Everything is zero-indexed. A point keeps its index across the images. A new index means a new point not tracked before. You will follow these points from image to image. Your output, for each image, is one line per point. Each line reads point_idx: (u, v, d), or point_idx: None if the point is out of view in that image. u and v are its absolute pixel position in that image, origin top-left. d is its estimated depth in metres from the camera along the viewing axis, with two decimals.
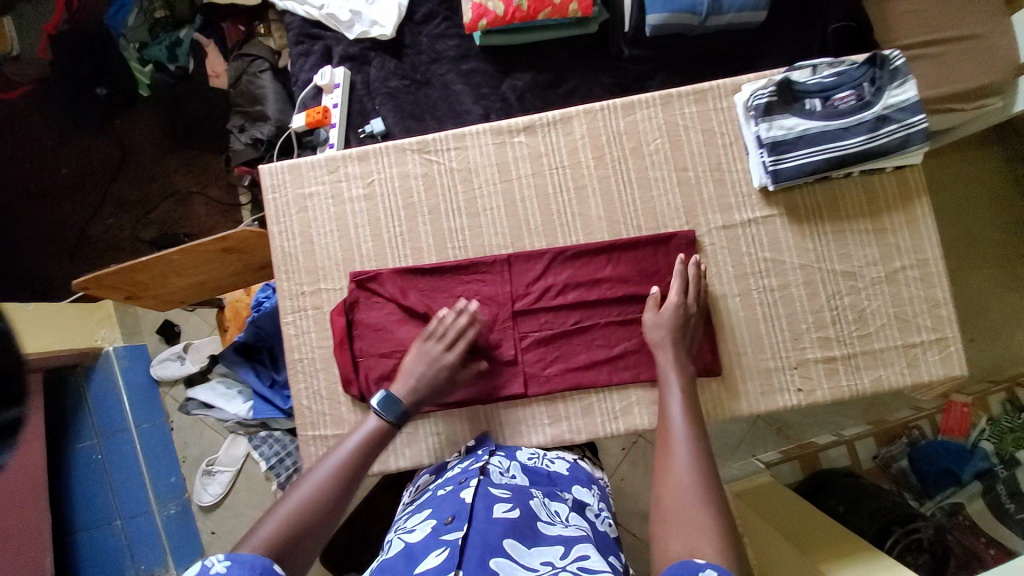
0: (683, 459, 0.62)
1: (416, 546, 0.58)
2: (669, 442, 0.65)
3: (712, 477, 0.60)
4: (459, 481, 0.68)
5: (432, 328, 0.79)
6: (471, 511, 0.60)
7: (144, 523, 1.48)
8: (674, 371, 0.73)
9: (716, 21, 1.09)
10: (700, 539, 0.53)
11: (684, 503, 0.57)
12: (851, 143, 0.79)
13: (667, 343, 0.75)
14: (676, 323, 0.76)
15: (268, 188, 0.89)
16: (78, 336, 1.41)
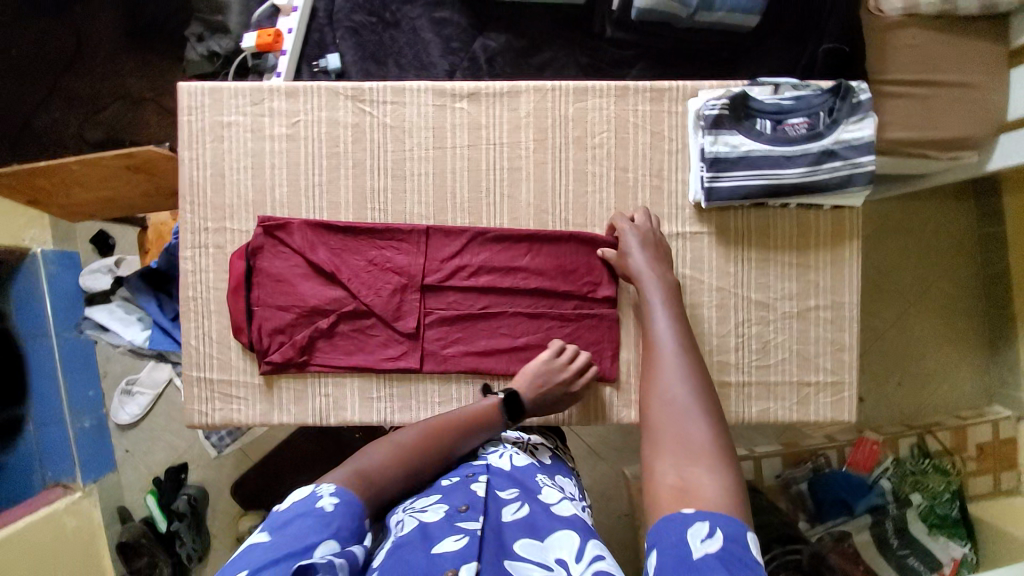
0: (673, 381, 0.63)
1: (431, 529, 0.56)
2: (659, 364, 0.66)
3: (701, 395, 0.62)
4: (466, 474, 0.67)
5: (566, 351, 0.79)
6: (484, 505, 0.60)
7: (55, 432, 1.49)
8: (659, 291, 0.74)
9: (704, 17, 1.02)
10: (691, 460, 0.55)
11: (675, 427, 0.59)
12: (790, 174, 0.77)
13: (648, 269, 0.75)
14: (643, 241, 0.77)
15: (184, 107, 0.82)
16: (4, 232, 1.37)
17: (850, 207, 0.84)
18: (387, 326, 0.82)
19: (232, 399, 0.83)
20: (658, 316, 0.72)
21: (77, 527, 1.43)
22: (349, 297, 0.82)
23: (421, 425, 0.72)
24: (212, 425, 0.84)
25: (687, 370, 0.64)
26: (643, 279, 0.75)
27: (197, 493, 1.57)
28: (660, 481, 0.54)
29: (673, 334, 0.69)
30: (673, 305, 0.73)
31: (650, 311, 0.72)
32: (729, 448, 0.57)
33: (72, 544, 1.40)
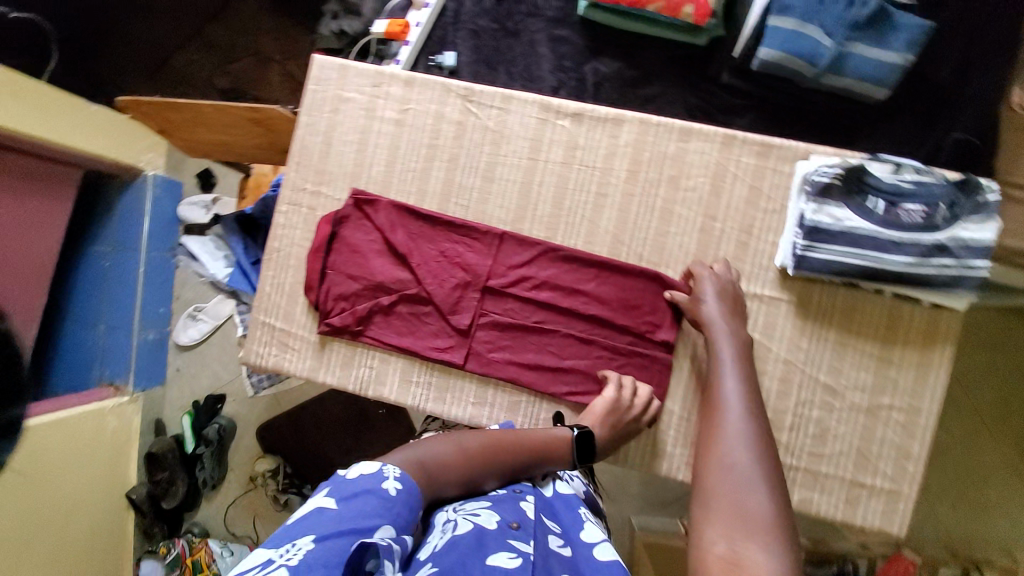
0: (737, 443, 0.61)
1: (485, 537, 0.58)
2: (723, 422, 0.64)
3: (767, 463, 0.58)
4: (513, 490, 0.70)
5: (631, 390, 0.78)
6: (533, 526, 0.63)
7: (122, 337, 1.64)
8: (730, 348, 0.73)
9: (831, 80, 1.02)
10: (745, 530, 0.52)
11: (731, 491, 0.56)
12: (892, 261, 0.74)
13: (721, 322, 0.74)
14: (719, 292, 0.76)
15: (312, 77, 0.89)
16: (127, 152, 1.55)
17: (951, 309, 0.77)
18: (443, 318, 0.84)
19: (287, 349, 0.88)
20: (727, 372, 0.70)
21: (116, 429, 1.58)
22: (415, 282, 0.85)
23: (490, 434, 0.71)
24: (263, 368, 0.89)
25: (753, 434, 0.62)
26: (715, 331, 0.74)
27: (227, 425, 1.70)
28: (709, 546, 0.52)
29: (741, 395, 0.67)
30: (744, 364, 0.71)
31: (718, 366, 0.71)
32: (792, 528, 0.53)
33: (107, 442, 1.55)
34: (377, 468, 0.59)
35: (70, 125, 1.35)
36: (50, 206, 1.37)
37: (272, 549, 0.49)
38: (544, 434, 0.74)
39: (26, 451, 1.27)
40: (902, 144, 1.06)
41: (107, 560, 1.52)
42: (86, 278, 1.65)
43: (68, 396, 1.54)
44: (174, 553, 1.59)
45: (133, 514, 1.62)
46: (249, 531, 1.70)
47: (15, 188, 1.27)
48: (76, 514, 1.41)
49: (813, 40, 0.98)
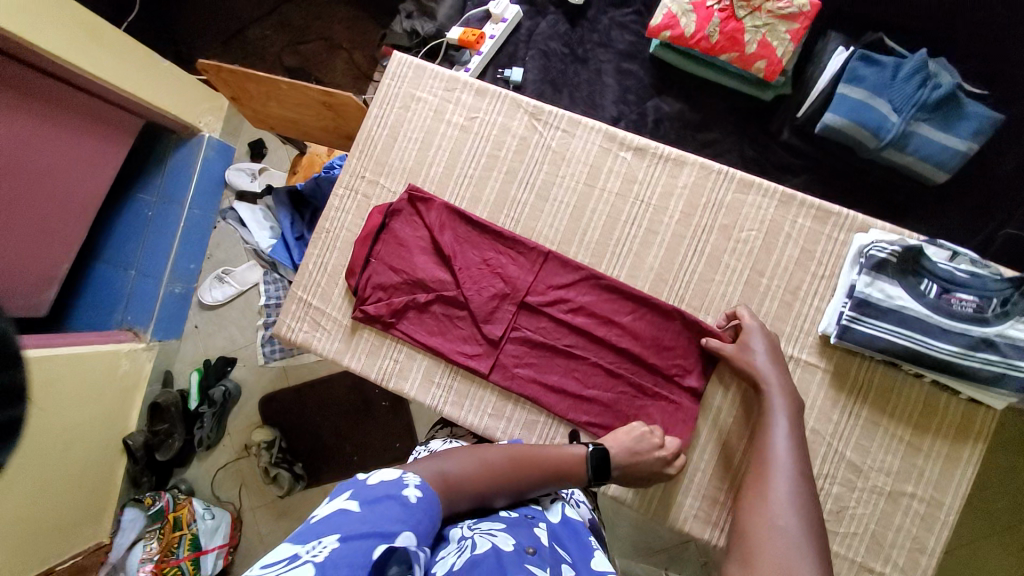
0: (784, 505, 0.60)
1: (503, 558, 0.57)
2: (771, 479, 0.63)
3: (813, 529, 0.58)
4: (526, 516, 0.69)
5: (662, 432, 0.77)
6: (547, 552, 0.61)
7: (150, 285, 1.69)
8: (781, 402, 0.72)
9: (892, 155, 1.01)
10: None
11: (774, 551, 0.55)
12: (935, 347, 0.73)
13: (774, 378, 0.73)
14: (769, 347, 0.75)
15: (390, 72, 0.92)
16: (189, 111, 1.62)
17: (988, 407, 0.76)
18: (476, 325, 0.85)
19: (318, 328, 0.90)
20: (778, 430, 0.69)
21: (127, 372, 1.61)
22: (454, 284, 0.86)
23: (507, 449, 0.71)
24: (291, 341, 0.91)
25: (800, 498, 0.61)
26: (768, 387, 0.73)
27: (232, 389, 1.73)
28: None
29: (792, 455, 0.66)
30: (796, 423, 0.70)
31: (770, 422, 0.70)
32: None
33: (117, 385, 1.58)
34: (399, 478, 0.59)
35: (139, 79, 1.41)
36: (107, 149, 1.42)
37: (299, 545, 0.49)
38: (562, 452, 0.73)
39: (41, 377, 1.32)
40: (952, 230, 1.05)
41: (92, 500, 1.52)
42: (127, 224, 1.70)
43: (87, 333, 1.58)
44: (158, 506, 1.57)
45: (125, 458, 1.63)
46: (233, 497, 1.71)
47: (77, 128, 1.33)
48: (73, 448, 1.44)
49: (880, 112, 0.99)
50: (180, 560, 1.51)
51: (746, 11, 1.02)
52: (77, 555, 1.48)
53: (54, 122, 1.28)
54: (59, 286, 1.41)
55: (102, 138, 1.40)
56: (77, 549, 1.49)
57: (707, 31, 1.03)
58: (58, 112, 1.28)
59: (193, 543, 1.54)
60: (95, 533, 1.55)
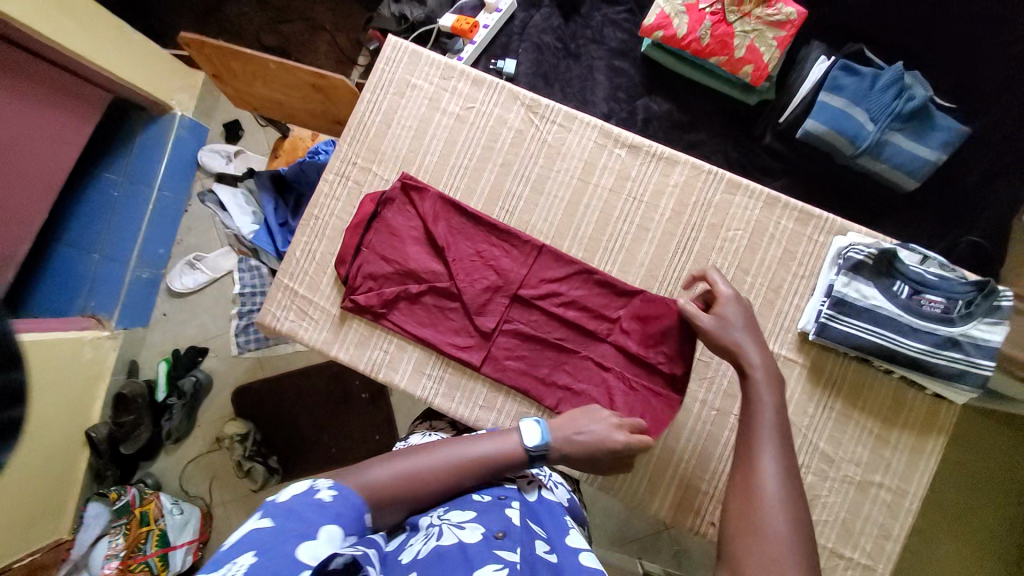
0: (774, 504, 0.57)
1: (470, 549, 0.57)
2: (760, 476, 0.59)
3: (801, 528, 0.55)
4: (499, 496, 0.69)
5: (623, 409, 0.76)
6: (518, 533, 0.62)
7: (115, 270, 1.61)
8: (765, 382, 0.66)
9: (867, 162, 1.06)
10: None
11: (764, 559, 0.53)
12: (904, 344, 0.78)
13: (753, 354, 0.68)
14: (746, 320, 0.71)
15: (384, 57, 0.90)
16: (161, 88, 1.56)
17: (950, 403, 0.82)
18: (468, 317, 0.85)
19: (304, 317, 0.88)
20: (766, 415, 0.64)
21: (92, 360, 1.54)
22: (447, 276, 0.85)
23: (437, 450, 0.69)
24: (276, 330, 0.89)
25: (789, 495, 0.58)
26: (754, 368, 0.67)
27: (203, 379, 1.67)
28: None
29: (779, 441, 0.62)
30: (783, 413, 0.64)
31: (759, 412, 0.64)
32: None
33: (80, 374, 1.50)
34: (309, 486, 0.58)
35: (109, 53, 1.35)
36: (73, 123, 1.34)
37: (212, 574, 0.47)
38: (496, 444, 0.70)
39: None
40: (918, 236, 1.12)
41: (53, 494, 1.45)
42: (89, 204, 1.60)
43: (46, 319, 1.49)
44: (123, 501, 1.49)
45: (87, 450, 1.55)
46: (203, 491, 1.66)
47: (42, 101, 1.25)
48: (31, 441, 1.36)
49: (857, 120, 1.03)
50: (147, 556, 1.46)
51: (736, 16, 1.04)
52: (35, 552, 1.40)
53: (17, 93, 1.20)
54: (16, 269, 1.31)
55: (66, 111, 1.31)
56: (35, 545, 1.40)
57: (698, 33, 1.05)
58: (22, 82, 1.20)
59: (161, 539, 1.49)
60: (55, 528, 1.47)
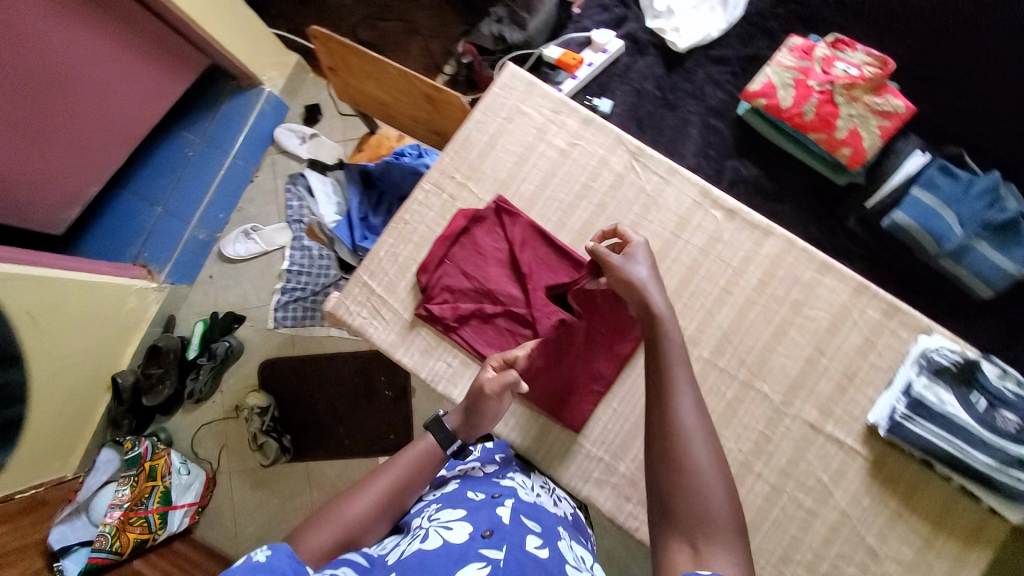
0: (696, 441, 0.57)
1: (455, 548, 0.56)
2: (675, 413, 0.59)
3: (717, 454, 0.57)
4: (492, 495, 0.69)
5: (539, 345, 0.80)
6: (507, 531, 0.61)
7: (175, 228, 1.64)
8: (673, 328, 0.67)
9: (947, 265, 1.05)
10: (706, 532, 0.52)
11: (690, 494, 0.54)
12: (972, 456, 0.73)
13: (651, 285, 0.70)
14: (651, 261, 0.73)
15: (500, 82, 0.93)
16: (257, 63, 1.61)
17: (1002, 518, 0.75)
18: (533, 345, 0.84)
19: (376, 316, 0.89)
20: (674, 354, 0.64)
21: (133, 308, 1.57)
22: (523, 302, 0.86)
23: (375, 483, 0.69)
24: (346, 324, 0.90)
25: (706, 427, 0.59)
26: (659, 309, 0.68)
27: (235, 346, 1.68)
28: (675, 557, 0.52)
29: (690, 378, 0.62)
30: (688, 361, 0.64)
31: (665, 350, 0.65)
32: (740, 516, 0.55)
33: (119, 319, 1.53)
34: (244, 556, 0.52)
35: (216, 22, 1.41)
36: (168, 83, 1.40)
37: None
38: (417, 453, 0.72)
39: (38, 297, 1.28)
40: (989, 346, 1.05)
41: (66, 433, 1.46)
42: (161, 159, 1.63)
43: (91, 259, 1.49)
44: (135, 452, 1.51)
45: (108, 396, 1.57)
46: (211, 457, 1.64)
47: (143, 54, 1.30)
48: (61, 375, 1.39)
49: (947, 222, 1.02)
50: (147, 511, 1.45)
51: (844, 99, 1.08)
52: (37, 487, 1.41)
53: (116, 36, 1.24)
54: (79, 209, 1.32)
55: (163, 68, 1.37)
56: (41, 480, 1.42)
57: (803, 109, 1.09)
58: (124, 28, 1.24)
59: (165, 496, 1.49)
60: (58, 467, 1.47)
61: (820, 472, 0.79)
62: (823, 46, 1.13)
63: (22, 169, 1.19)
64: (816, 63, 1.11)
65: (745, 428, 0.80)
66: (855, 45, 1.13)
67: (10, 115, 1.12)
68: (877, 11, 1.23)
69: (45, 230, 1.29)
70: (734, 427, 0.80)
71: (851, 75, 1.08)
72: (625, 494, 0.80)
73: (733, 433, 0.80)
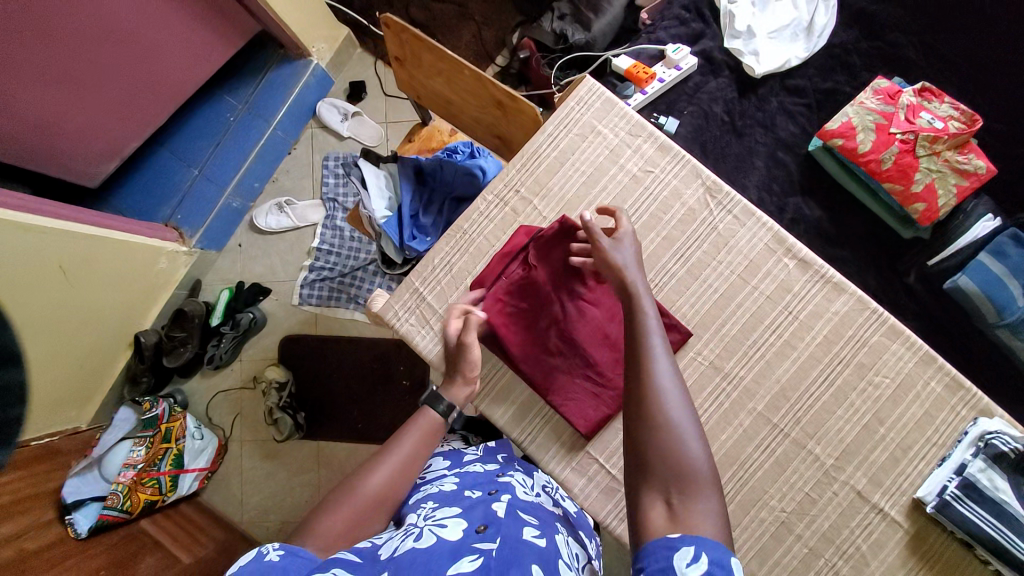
0: (673, 402, 0.57)
1: (449, 544, 0.54)
2: (651, 376, 0.58)
3: (694, 416, 0.57)
4: (488, 491, 0.68)
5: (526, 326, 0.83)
6: (501, 525, 0.59)
7: (210, 193, 1.59)
8: (648, 299, 0.66)
9: (1003, 336, 1.03)
10: (682, 489, 0.52)
11: (665, 453, 0.54)
12: (1017, 545, 0.69)
13: (632, 269, 0.70)
14: (636, 250, 0.73)
15: (578, 95, 0.89)
16: (307, 34, 1.56)
17: None
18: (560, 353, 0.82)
19: (425, 325, 0.87)
20: (648, 322, 0.64)
21: (162, 270, 1.54)
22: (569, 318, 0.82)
23: (382, 467, 0.67)
24: (392, 328, 0.89)
25: (682, 388, 0.58)
26: (634, 287, 0.67)
27: (259, 318, 1.63)
28: (652, 518, 0.52)
29: (664, 341, 0.62)
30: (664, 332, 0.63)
31: (642, 323, 0.63)
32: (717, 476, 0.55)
33: (148, 278, 1.50)
34: (253, 552, 0.52)
35: None
36: (216, 45, 1.35)
37: None
38: (421, 432, 0.71)
39: (75, 252, 1.26)
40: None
41: (85, 385, 1.43)
42: (201, 121, 1.57)
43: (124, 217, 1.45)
44: (152, 413, 1.41)
45: (128, 354, 1.54)
46: (225, 424, 1.63)
47: (194, 13, 1.26)
48: (86, 330, 1.37)
49: (1011, 292, 1.00)
50: (160, 473, 1.40)
51: (926, 152, 1.03)
52: (55, 435, 1.39)
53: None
54: (119, 164, 1.30)
55: (213, 30, 1.32)
56: (57, 428, 1.40)
57: (882, 155, 1.04)
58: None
59: (176, 459, 1.45)
60: (74, 416, 1.44)
61: (862, 542, 0.77)
62: (909, 91, 1.08)
63: (66, 121, 1.16)
64: (901, 109, 1.06)
65: (791, 488, 0.79)
66: (943, 96, 1.08)
67: (62, 64, 1.09)
68: (964, 58, 1.17)
69: (80, 182, 1.26)
70: (779, 487, 0.79)
71: (934, 128, 1.03)
72: None
73: (778, 491, 0.79)
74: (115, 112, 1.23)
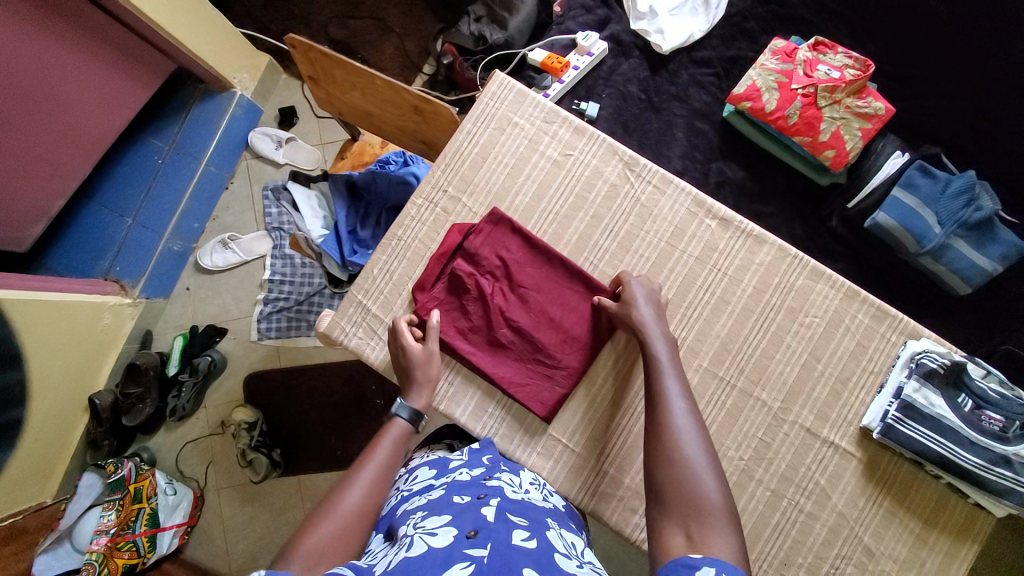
0: (687, 438, 0.61)
1: (438, 552, 0.51)
2: (666, 412, 0.63)
3: (710, 453, 0.60)
4: (477, 495, 0.64)
5: (471, 324, 0.84)
6: (493, 530, 0.56)
7: (147, 240, 1.53)
8: (666, 349, 0.71)
9: (927, 263, 1.07)
10: (698, 518, 0.55)
11: (681, 484, 0.57)
12: (961, 456, 0.74)
13: (653, 322, 0.74)
14: (648, 298, 0.77)
15: (490, 91, 0.91)
16: (227, 66, 1.53)
17: (988, 513, 0.79)
18: (507, 344, 0.83)
19: (373, 336, 0.87)
20: (662, 364, 0.69)
21: (108, 326, 1.47)
22: (510, 310, 0.84)
23: (360, 480, 0.65)
24: (342, 345, 0.88)
25: (696, 425, 0.62)
26: (647, 327, 0.73)
27: (219, 360, 1.58)
28: (668, 541, 0.55)
29: (682, 385, 0.67)
30: (681, 377, 0.68)
31: (659, 367, 0.69)
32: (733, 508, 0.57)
33: (95, 338, 1.44)
34: None
35: (185, 26, 1.33)
36: (133, 88, 1.30)
37: None
38: (392, 441, 0.70)
39: (10, 323, 1.19)
40: (957, 340, 1.10)
41: (43, 459, 1.35)
42: (129, 168, 1.51)
43: (59, 278, 1.39)
44: (117, 476, 1.34)
45: (87, 417, 1.46)
46: (198, 474, 1.56)
47: (106, 60, 1.22)
48: (35, 401, 1.28)
49: (926, 221, 1.05)
50: (135, 535, 1.33)
51: (827, 102, 1.09)
52: (16, 514, 1.30)
53: (76, 45, 1.15)
54: (49, 223, 1.24)
55: (128, 75, 1.28)
56: (18, 507, 1.31)
57: (787, 112, 1.11)
58: (82, 35, 1.15)
59: (152, 519, 1.37)
60: (37, 493, 1.36)
61: (820, 477, 0.81)
62: (805, 48, 1.14)
63: None
64: (799, 65, 1.13)
65: (745, 436, 0.82)
66: (836, 46, 1.14)
67: None
68: (851, 12, 1.24)
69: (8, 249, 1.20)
70: (735, 436, 0.82)
71: (832, 78, 1.10)
72: (626, 503, 0.80)
73: (734, 441, 0.82)
74: (31, 171, 1.17)
